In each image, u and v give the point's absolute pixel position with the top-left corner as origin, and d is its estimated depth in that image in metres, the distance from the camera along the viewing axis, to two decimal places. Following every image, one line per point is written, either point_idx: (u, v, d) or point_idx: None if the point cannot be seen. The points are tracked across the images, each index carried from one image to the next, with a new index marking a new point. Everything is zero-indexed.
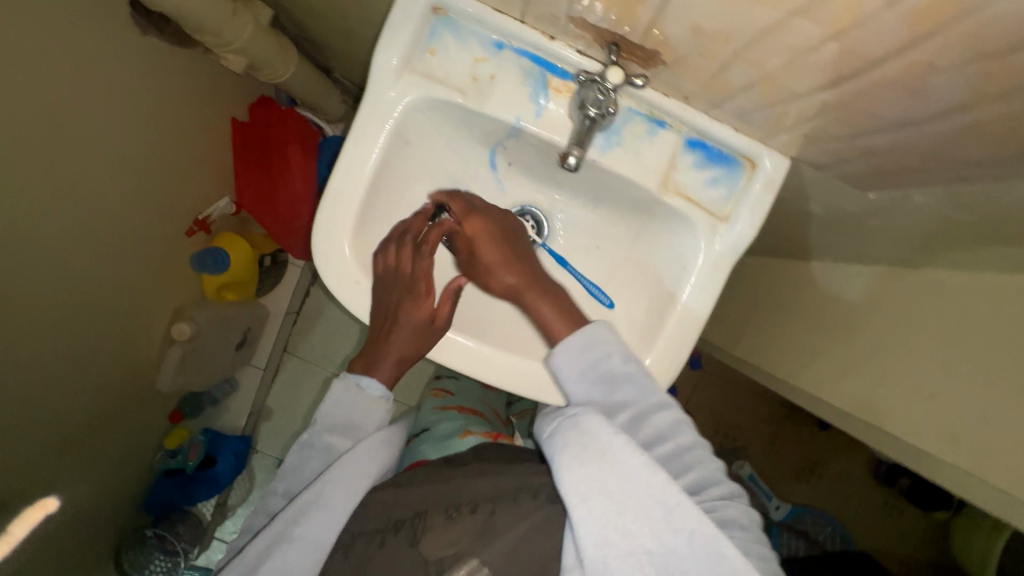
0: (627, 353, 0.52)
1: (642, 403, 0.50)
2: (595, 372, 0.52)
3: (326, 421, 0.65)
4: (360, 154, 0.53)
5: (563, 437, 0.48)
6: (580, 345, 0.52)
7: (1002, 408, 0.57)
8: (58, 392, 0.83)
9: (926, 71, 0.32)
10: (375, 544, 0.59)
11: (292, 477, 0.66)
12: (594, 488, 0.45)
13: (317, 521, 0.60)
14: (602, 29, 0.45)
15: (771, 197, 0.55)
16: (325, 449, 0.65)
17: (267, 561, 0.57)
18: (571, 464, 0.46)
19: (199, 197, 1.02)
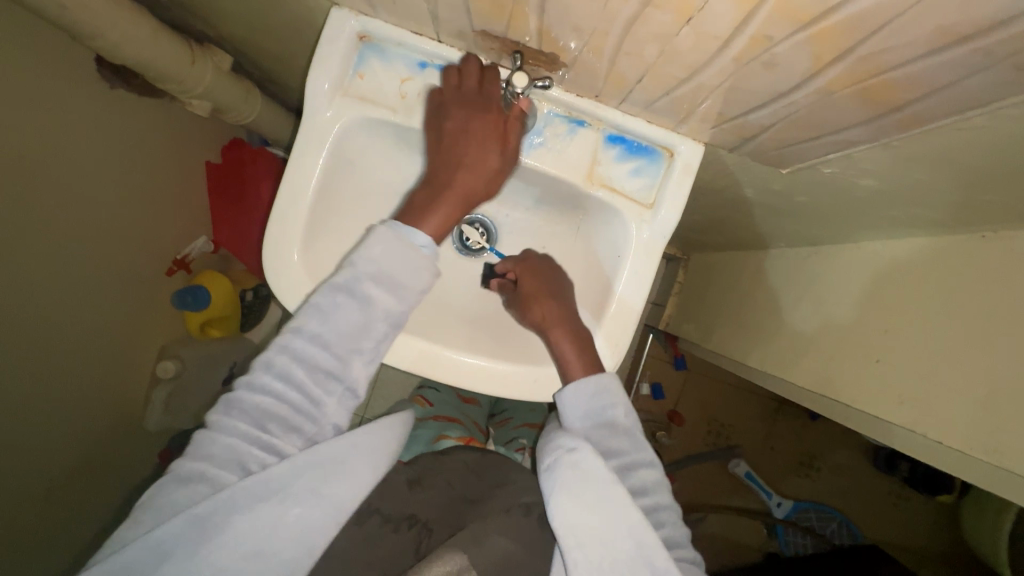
0: (630, 409, 0.61)
1: (634, 454, 0.58)
2: (600, 415, 0.59)
3: (371, 268, 0.54)
4: (301, 174, 0.57)
5: (559, 472, 0.55)
6: (590, 390, 0.60)
7: (939, 365, 0.59)
8: (46, 435, 0.85)
9: (768, 45, 0.36)
10: (389, 531, 0.59)
11: (321, 333, 0.53)
12: (587, 531, 0.52)
13: (343, 481, 0.53)
14: (506, 40, 0.49)
15: (690, 182, 0.58)
16: (367, 313, 0.54)
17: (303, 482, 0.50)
18: (573, 506, 0.53)
19: (177, 237, 1.06)
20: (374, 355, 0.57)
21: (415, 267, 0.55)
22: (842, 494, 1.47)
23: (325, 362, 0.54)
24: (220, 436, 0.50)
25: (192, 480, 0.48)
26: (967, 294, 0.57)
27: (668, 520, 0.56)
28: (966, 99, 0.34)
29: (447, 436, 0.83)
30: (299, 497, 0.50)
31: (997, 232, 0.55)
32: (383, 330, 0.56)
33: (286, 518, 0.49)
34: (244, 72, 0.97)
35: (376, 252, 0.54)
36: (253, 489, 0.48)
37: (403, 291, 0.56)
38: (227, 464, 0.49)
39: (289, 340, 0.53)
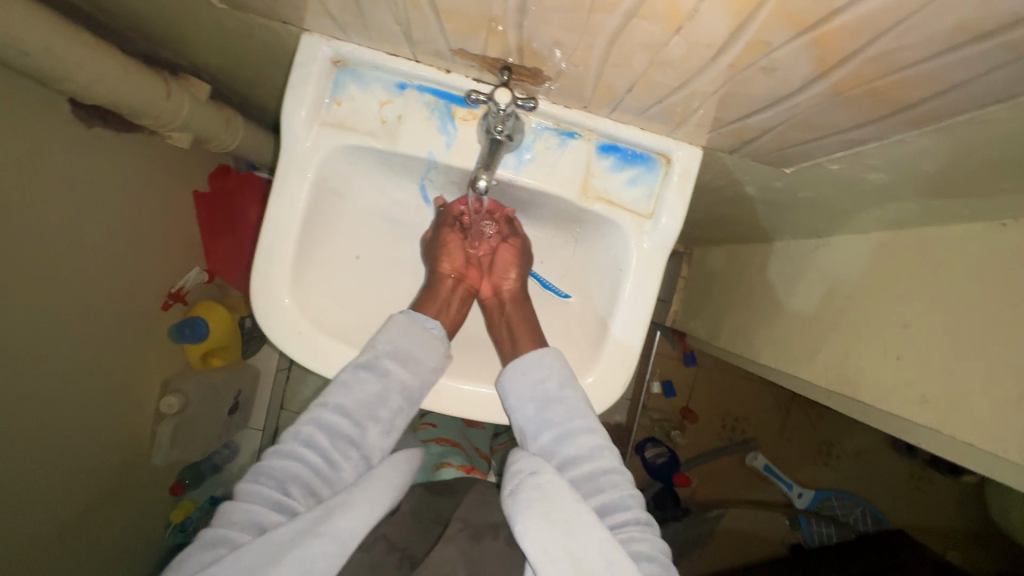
0: (564, 377, 0.59)
1: (567, 424, 0.58)
2: (534, 392, 0.59)
3: (389, 348, 0.59)
4: (284, 209, 0.55)
5: (523, 495, 0.53)
6: (525, 366, 0.60)
7: (962, 362, 0.56)
8: (55, 484, 0.83)
9: (766, 50, 0.33)
10: (393, 562, 0.54)
11: (344, 402, 0.57)
12: (546, 535, 0.49)
13: (348, 514, 0.49)
14: (487, 57, 0.47)
15: (688, 189, 0.56)
16: (383, 377, 0.58)
17: (307, 542, 0.46)
18: (531, 519, 0.50)
19: (171, 271, 1.04)
20: (393, 427, 0.60)
21: (428, 347, 0.60)
22: (863, 480, 1.45)
23: (345, 428, 0.57)
24: (245, 505, 0.50)
25: (213, 545, 0.47)
26: (989, 285, 0.54)
27: (609, 484, 0.55)
28: (986, 95, 0.32)
29: (448, 464, 0.80)
30: (309, 545, 0.45)
31: (1017, 220, 0.52)
32: (397, 402, 0.59)
33: (291, 562, 0.44)
34: (225, 99, 0.95)
35: (394, 336, 0.59)
36: (263, 547, 0.46)
37: (420, 367, 0.60)
38: (246, 528, 0.48)
39: (317, 412, 0.57)
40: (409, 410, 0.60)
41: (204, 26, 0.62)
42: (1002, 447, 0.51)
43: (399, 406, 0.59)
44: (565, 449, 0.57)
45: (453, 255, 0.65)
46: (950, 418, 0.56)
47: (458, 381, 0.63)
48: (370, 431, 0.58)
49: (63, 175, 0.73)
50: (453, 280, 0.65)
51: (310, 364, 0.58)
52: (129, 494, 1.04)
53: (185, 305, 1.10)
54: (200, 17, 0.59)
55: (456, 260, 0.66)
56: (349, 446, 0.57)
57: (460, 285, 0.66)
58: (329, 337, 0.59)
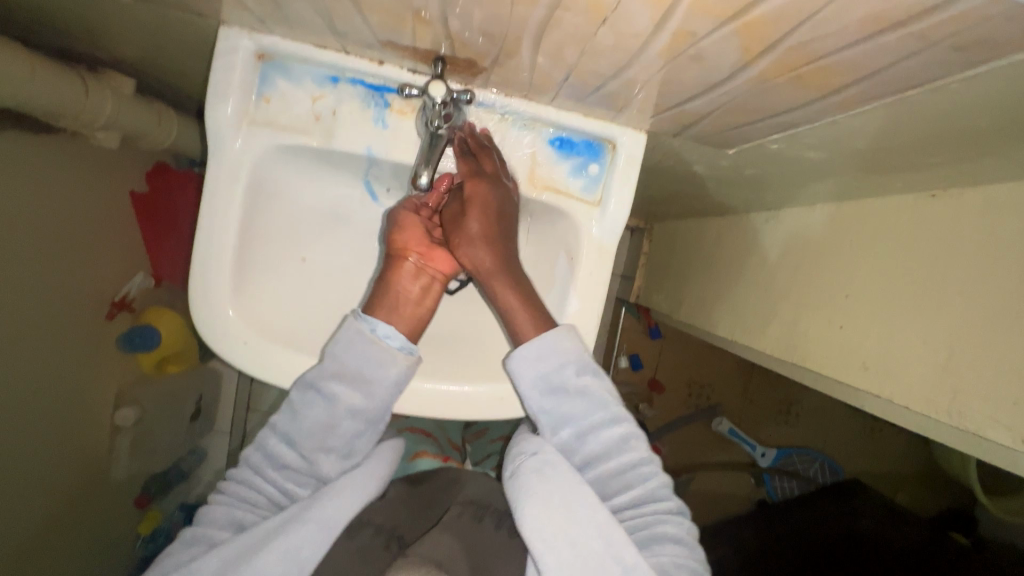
0: (582, 364, 0.57)
1: (588, 417, 0.57)
2: (547, 382, 0.57)
3: (335, 368, 0.55)
4: (218, 215, 0.52)
5: (524, 482, 0.54)
6: (537, 354, 0.56)
7: (897, 328, 0.58)
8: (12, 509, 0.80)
9: (692, 40, 0.32)
10: (380, 544, 0.56)
11: (291, 431, 0.56)
12: (552, 527, 0.51)
13: (335, 503, 0.53)
14: (418, 49, 0.45)
15: (634, 174, 0.56)
16: (331, 400, 0.55)
17: (281, 537, 0.50)
18: (533, 507, 0.52)
19: (114, 276, 0.98)
20: (352, 450, 0.58)
21: (380, 360, 0.55)
22: (820, 435, 1.53)
23: (292, 462, 0.55)
24: (222, 506, 0.53)
25: (195, 542, 0.51)
26: (920, 254, 0.57)
27: (637, 476, 0.56)
28: (905, 80, 0.32)
29: (423, 455, 0.81)
30: (296, 532, 0.50)
31: (946, 190, 0.54)
32: (354, 425, 0.56)
33: (280, 550, 0.49)
34: (154, 93, 0.89)
35: (341, 352, 0.55)
36: (245, 539, 0.50)
37: (371, 386, 0.56)
38: (225, 526, 0.52)
39: (265, 438, 0.57)
40: (370, 430, 0.58)
41: (112, 17, 0.57)
42: (929, 407, 0.54)
43: (356, 429, 0.56)
44: (588, 445, 0.57)
45: (410, 234, 0.58)
46: (887, 382, 0.59)
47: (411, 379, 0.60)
48: (321, 463, 0.56)
49: None
50: (416, 264, 0.58)
51: (261, 376, 0.56)
52: (94, 512, 1.00)
53: (132, 311, 1.04)
54: (105, 7, 0.54)
55: (419, 240, 0.58)
56: (302, 475, 0.56)
57: (427, 273, 0.58)
58: (280, 345, 0.57)
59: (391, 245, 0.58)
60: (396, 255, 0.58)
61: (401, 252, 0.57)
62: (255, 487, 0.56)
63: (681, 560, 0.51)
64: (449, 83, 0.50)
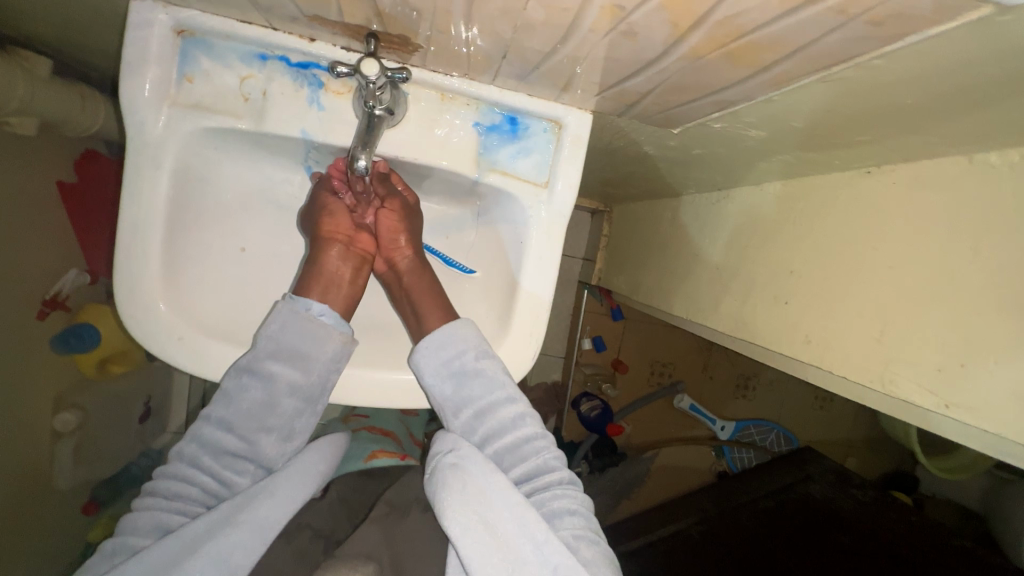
0: (481, 350, 0.58)
1: (488, 397, 0.58)
2: (449, 370, 0.58)
3: (270, 347, 0.54)
4: (140, 204, 0.49)
5: (442, 474, 0.55)
6: (441, 341, 0.57)
7: (835, 303, 0.60)
8: None
9: (622, 15, 0.32)
10: (316, 547, 0.58)
11: (229, 416, 0.54)
12: (469, 515, 0.51)
13: (269, 503, 0.52)
14: (348, 24, 0.42)
15: (580, 154, 0.55)
16: (269, 380, 0.54)
17: (210, 541, 0.47)
18: (451, 501, 0.52)
19: (44, 272, 0.91)
20: (292, 431, 0.57)
21: (317, 338, 0.54)
22: (775, 407, 1.59)
23: (232, 446, 0.54)
24: (148, 510, 0.51)
25: (116, 552, 0.48)
26: (856, 230, 0.59)
27: (533, 452, 0.58)
28: (833, 55, 0.32)
29: (379, 455, 0.73)
30: (226, 535, 0.48)
31: (880, 167, 0.56)
32: (293, 403, 0.56)
33: (208, 553, 0.47)
34: (76, 74, 0.83)
35: (274, 330, 0.54)
36: (172, 544, 0.47)
37: (309, 365, 0.55)
38: (150, 531, 0.50)
39: (199, 428, 0.55)
40: (309, 409, 0.57)
41: None
42: (863, 377, 0.57)
43: (296, 406, 0.56)
44: (488, 423, 0.59)
45: (340, 220, 0.58)
46: (826, 354, 0.61)
47: (365, 370, 0.59)
48: (262, 443, 0.55)
49: None
50: (346, 246, 0.58)
51: (199, 373, 0.53)
52: (39, 523, 0.95)
53: (67, 309, 0.96)
54: None
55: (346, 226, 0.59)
56: (240, 461, 0.55)
57: (354, 254, 0.59)
58: (218, 340, 0.54)
59: (319, 228, 0.57)
60: (325, 238, 0.57)
61: (332, 235, 0.57)
62: (187, 482, 0.54)
63: (575, 527, 0.53)
64: (386, 62, 0.48)
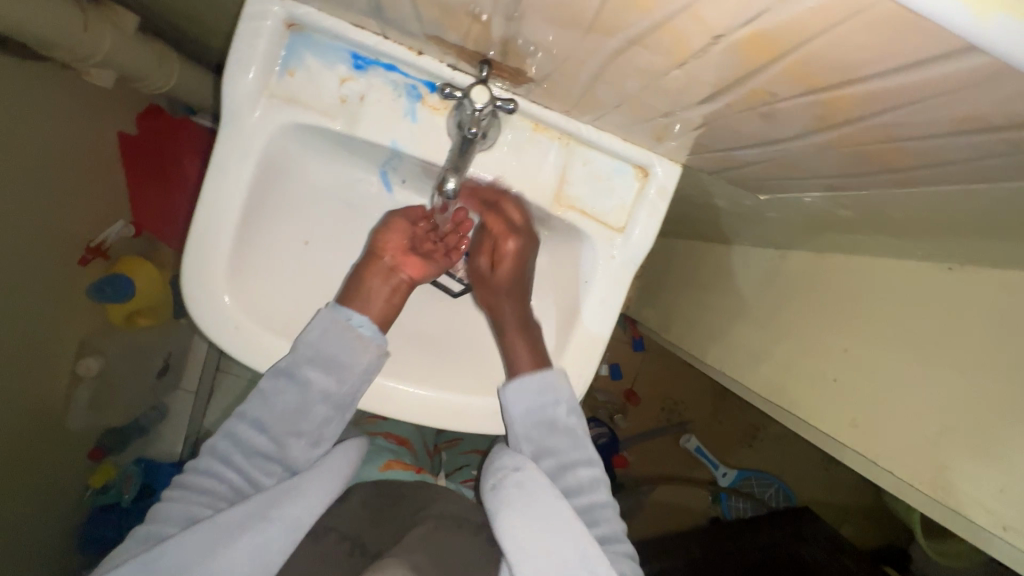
0: (573, 407, 0.58)
1: (571, 453, 0.59)
2: (540, 415, 0.57)
3: (309, 353, 0.53)
4: (223, 189, 0.48)
5: (507, 491, 0.54)
6: (535, 387, 0.56)
7: (892, 397, 0.59)
8: None
9: (770, 99, 0.31)
10: (343, 551, 0.53)
11: (262, 415, 0.54)
12: (532, 537, 0.50)
13: (299, 503, 0.50)
14: (465, 49, 0.42)
15: (664, 206, 0.54)
16: (304, 385, 0.53)
17: (244, 533, 0.47)
18: (514, 515, 0.52)
19: (92, 219, 0.91)
20: (319, 437, 0.56)
21: (353, 348, 0.54)
22: (780, 462, 1.57)
23: (262, 446, 0.54)
24: (180, 503, 0.51)
25: (149, 542, 0.48)
26: (926, 323, 0.57)
27: (604, 518, 0.57)
28: (976, 175, 0.31)
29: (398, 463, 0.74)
30: (260, 528, 0.47)
31: (964, 267, 0.54)
32: (324, 410, 0.55)
33: (244, 547, 0.46)
34: (156, 30, 0.83)
35: (315, 336, 0.53)
36: (209, 531, 0.47)
37: (343, 373, 0.54)
38: (180, 523, 0.49)
39: (233, 426, 0.55)
40: (339, 416, 0.56)
41: None
42: (915, 477, 0.55)
43: (325, 414, 0.55)
44: (567, 479, 0.58)
45: (394, 236, 0.56)
46: (874, 445, 0.60)
47: (410, 385, 0.57)
48: (291, 447, 0.55)
49: None
50: (389, 265, 0.56)
51: (248, 362, 0.53)
52: (51, 465, 0.94)
53: (106, 259, 0.96)
54: None
55: (398, 246, 0.56)
56: (269, 462, 0.54)
57: (398, 274, 0.56)
58: (272, 332, 0.53)
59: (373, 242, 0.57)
60: (373, 253, 0.56)
61: (377, 251, 0.56)
62: (218, 478, 0.53)
63: None
64: (492, 88, 0.47)
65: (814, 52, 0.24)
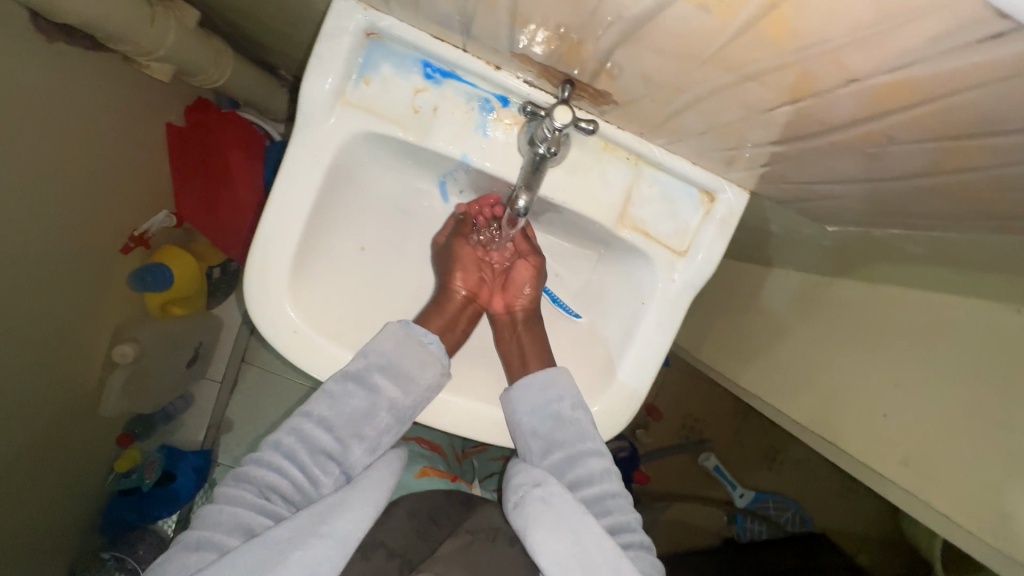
0: (576, 400, 0.56)
1: (578, 445, 0.55)
2: (544, 411, 0.56)
3: (381, 359, 0.54)
4: (293, 194, 0.48)
5: (531, 510, 0.50)
6: (538, 384, 0.56)
7: (949, 438, 0.58)
8: (18, 435, 0.76)
9: (883, 142, 0.31)
10: (394, 568, 0.52)
11: (329, 416, 0.53)
12: (565, 556, 0.47)
13: (348, 517, 0.47)
14: (551, 68, 0.42)
15: (729, 233, 0.53)
16: (372, 391, 0.53)
17: (297, 549, 0.44)
18: (542, 532, 0.48)
19: (139, 207, 0.92)
20: (378, 445, 0.55)
21: (421, 361, 0.54)
22: (799, 486, 1.54)
23: (326, 445, 0.52)
24: (234, 505, 0.48)
25: (199, 548, 0.45)
26: (989, 365, 0.56)
27: (617, 508, 0.54)
28: None
29: (432, 470, 0.74)
30: (312, 546, 0.44)
31: None
32: (387, 419, 0.54)
33: (296, 565, 0.43)
34: (212, 26, 0.84)
35: (388, 346, 0.54)
36: (265, 545, 0.44)
37: (410, 384, 0.54)
38: (232, 530, 0.46)
39: (299, 423, 0.53)
40: (399, 426, 0.55)
41: None
42: (970, 523, 0.56)
43: (387, 423, 0.55)
44: (574, 472, 0.55)
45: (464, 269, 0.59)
46: (927, 484, 0.59)
47: (461, 397, 0.57)
48: (352, 450, 0.53)
49: (41, 102, 0.63)
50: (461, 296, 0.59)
51: (302, 368, 0.52)
52: (85, 447, 0.95)
53: (146, 248, 0.97)
54: None
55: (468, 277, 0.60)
56: (330, 464, 0.52)
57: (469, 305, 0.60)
58: (328, 338, 0.53)
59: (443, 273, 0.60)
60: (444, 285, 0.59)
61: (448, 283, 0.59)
62: (279, 474, 0.51)
63: None
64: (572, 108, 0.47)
65: (957, 102, 0.25)
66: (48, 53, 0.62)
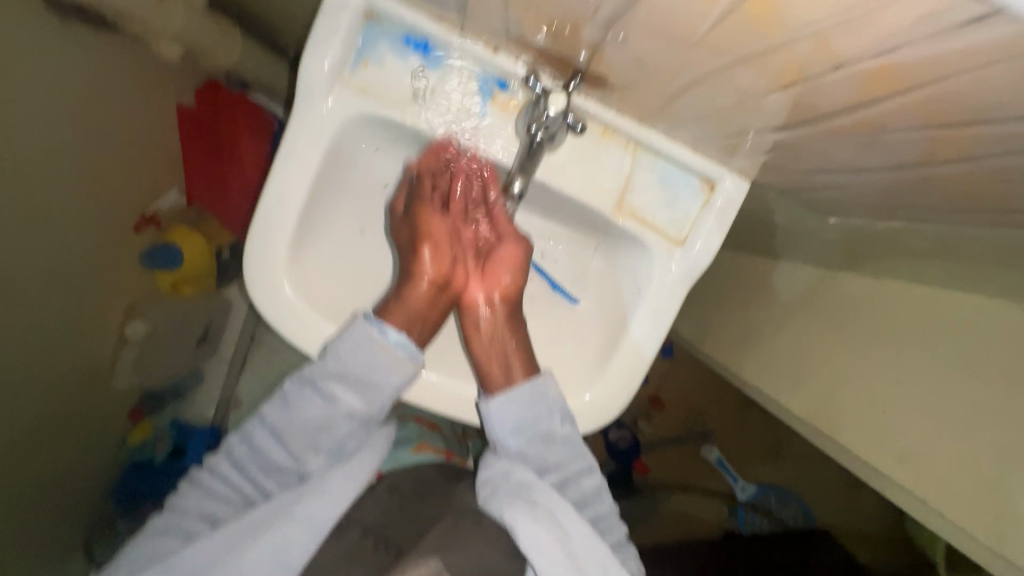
0: (566, 414, 0.56)
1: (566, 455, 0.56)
2: (532, 422, 0.55)
3: (338, 370, 0.52)
4: (293, 175, 0.49)
5: (514, 502, 0.51)
6: (526, 398, 0.55)
7: (946, 434, 0.58)
8: (37, 404, 0.79)
9: (876, 130, 0.32)
10: (368, 544, 0.54)
11: (282, 424, 0.54)
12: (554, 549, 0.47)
13: (319, 502, 0.51)
14: (547, 51, 0.41)
15: (729, 221, 0.53)
16: (332, 402, 0.53)
17: (256, 543, 0.48)
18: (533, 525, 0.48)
19: (151, 186, 0.94)
20: (340, 450, 0.55)
21: (386, 368, 0.52)
22: (801, 480, 1.53)
23: (284, 455, 0.54)
24: (197, 495, 0.52)
25: (167, 533, 0.50)
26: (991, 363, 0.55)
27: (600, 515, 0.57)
28: None
29: (426, 446, 0.76)
30: (278, 531, 0.49)
31: None
32: (347, 425, 0.54)
33: (264, 547, 0.48)
34: (221, 6, 0.84)
35: (348, 353, 0.51)
36: (225, 534, 0.49)
37: (371, 393, 0.53)
38: (198, 518, 0.51)
39: (254, 428, 0.54)
40: (363, 430, 0.56)
41: None
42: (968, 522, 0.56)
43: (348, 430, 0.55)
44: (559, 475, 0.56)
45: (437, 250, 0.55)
46: (921, 479, 0.60)
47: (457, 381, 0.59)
48: (310, 458, 0.54)
49: (58, 81, 0.65)
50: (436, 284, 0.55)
51: (299, 345, 0.53)
52: (102, 418, 0.98)
53: (159, 227, 0.99)
54: None
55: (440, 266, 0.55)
56: (286, 473, 0.54)
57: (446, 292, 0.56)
58: (326, 318, 0.54)
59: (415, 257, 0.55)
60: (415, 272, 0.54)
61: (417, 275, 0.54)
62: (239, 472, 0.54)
63: None
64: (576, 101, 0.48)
65: (943, 90, 0.26)
66: (65, 34, 0.64)
